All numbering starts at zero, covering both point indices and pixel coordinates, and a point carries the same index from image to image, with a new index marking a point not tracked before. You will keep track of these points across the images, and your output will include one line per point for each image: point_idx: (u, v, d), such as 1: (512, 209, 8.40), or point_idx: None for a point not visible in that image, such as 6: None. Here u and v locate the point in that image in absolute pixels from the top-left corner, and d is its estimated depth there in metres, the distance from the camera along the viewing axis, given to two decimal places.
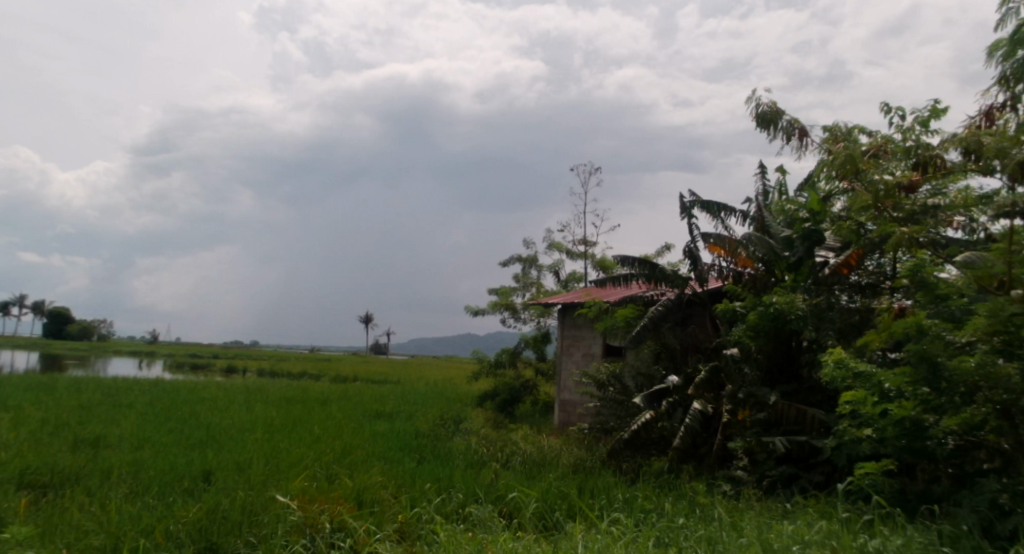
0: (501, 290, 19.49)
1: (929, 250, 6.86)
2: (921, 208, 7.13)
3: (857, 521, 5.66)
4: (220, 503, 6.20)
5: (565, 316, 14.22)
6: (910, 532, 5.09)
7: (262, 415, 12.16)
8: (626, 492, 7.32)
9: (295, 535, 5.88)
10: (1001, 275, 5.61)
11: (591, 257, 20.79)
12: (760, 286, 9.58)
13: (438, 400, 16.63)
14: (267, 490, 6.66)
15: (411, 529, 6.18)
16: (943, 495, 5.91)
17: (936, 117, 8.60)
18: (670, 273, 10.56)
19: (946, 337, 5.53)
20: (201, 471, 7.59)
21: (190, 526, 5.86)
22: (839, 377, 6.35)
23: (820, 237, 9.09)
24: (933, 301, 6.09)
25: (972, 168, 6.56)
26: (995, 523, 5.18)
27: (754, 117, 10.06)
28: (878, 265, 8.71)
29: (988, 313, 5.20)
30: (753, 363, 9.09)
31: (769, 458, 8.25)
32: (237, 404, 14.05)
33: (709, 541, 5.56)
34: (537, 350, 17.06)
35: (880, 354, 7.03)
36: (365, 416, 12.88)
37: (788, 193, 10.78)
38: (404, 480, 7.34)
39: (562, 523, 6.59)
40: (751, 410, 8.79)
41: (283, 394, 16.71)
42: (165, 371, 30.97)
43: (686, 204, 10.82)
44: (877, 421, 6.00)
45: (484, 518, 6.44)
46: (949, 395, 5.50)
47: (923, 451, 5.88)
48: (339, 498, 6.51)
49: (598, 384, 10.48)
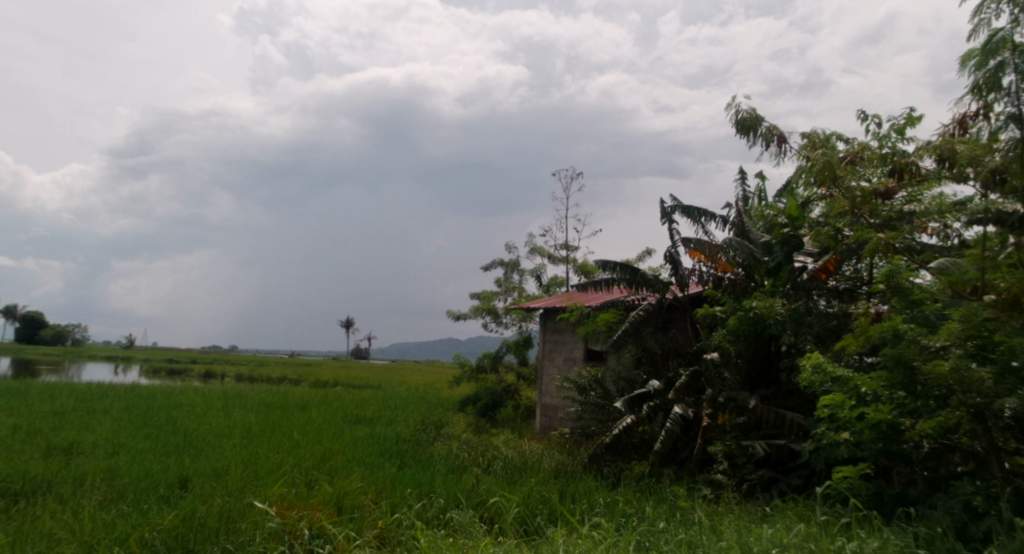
0: (483, 294, 19.49)
1: (905, 255, 6.94)
2: (898, 214, 7.22)
3: (835, 524, 5.71)
4: (197, 510, 6.15)
5: (547, 321, 14.26)
6: (887, 534, 5.14)
7: (241, 421, 12.06)
8: (607, 497, 7.34)
9: (273, 542, 5.83)
10: (975, 281, 5.76)
11: (573, 261, 20.86)
12: (741, 290, 9.74)
13: (420, 405, 16.59)
14: (245, 496, 6.61)
15: (391, 536, 6.15)
16: (919, 497, 5.98)
17: (911, 125, 8.73)
18: (651, 277, 10.62)
19: (921, 341, 5.59)
20: (177, 477, 7.52)
21: (166, 534, 5.80)
22: (818, 381, 6.48)
23: (797, 243, 9.13)
24: (909, 306, 6.06)
25: (946, 175, 6.66)
26: (968, 525, 5.24)
27: (733, 123, 10.14)
28: (855, 271, 8.82)
29: (962, 319, 5.35)
30: (733, 367, 9.14)
31: (749, 462, 8.31)
32: (216, 410, 13.93)
33: (689, 545, 5.59)
34: (519, 355, 17.07)
35: (858, 359, 7.12)
36: (345, 421, 12.85)
37: (768, 199, 10.90)
38: (384, 486, 7.31)
39: (543, 527, 6.58)
40: (730, 414, 8.85)
41: (262, 400, 16.60)
42: (142, 377, 30.79)
43: (666, 209, 10.90)
44: (853, 424, 6.10)
45: (465, 523, 6.42)
46: (924, 399, 5.56)
47: (899, 454, 5.95)
48: (319, 505, 6.48)
49: (579, 388, 10.51)
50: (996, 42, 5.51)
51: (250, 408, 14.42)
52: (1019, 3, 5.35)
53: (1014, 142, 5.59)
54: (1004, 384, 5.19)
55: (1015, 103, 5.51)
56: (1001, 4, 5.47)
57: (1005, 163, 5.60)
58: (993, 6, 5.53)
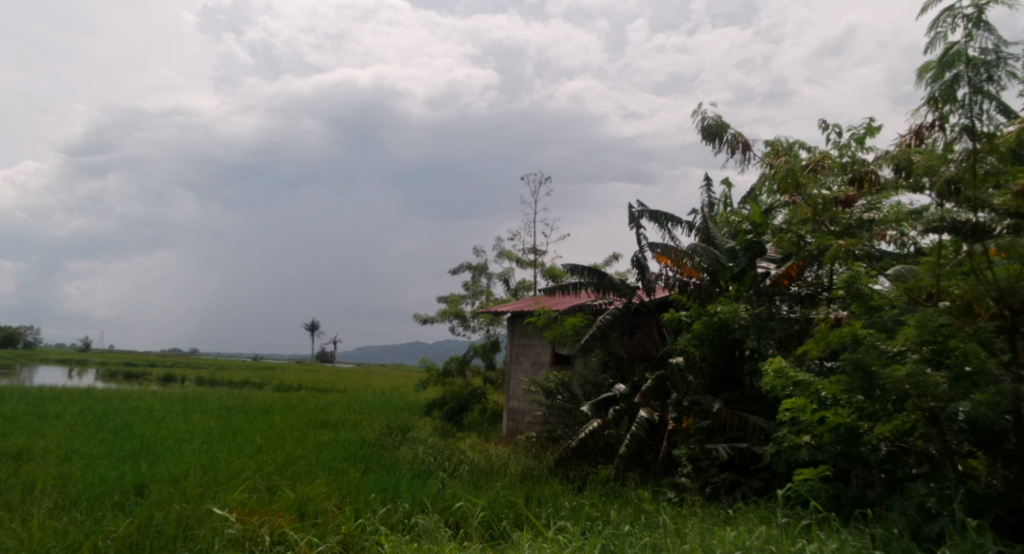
0: (451, 298, 19.48)
1: (865, 261, 7.04)
2: (858, 222, 7.46)
3: (795, 526, 5.81)
4: (154, 517, 6.05)
5: (514, 324, 14.29)
6: (845, 535, 5.24)
7: (201, 425, 11.88)
8: (573, 500, 7.37)
9: (233, 549, 5.76)
10: (930, 287, 5.90)
11: (541, 266, 20.96)
12: (706, 295, 9.85)
13: (386, 409, 16.49)
14: (204, 503, 6.50)
15: (354, 541, 6.10)
16: (876, 499, 6.09)
17: (871, 135, 8.93)
18: (618, 282, 10.70)
19: (880, 346, 5.73)
20: (133, 483, 7.39)
21: (120, 541, 5.69)
22: (780, 386, 6.59)
23: (761, 249, 9.35)
24: (868, 311, 6.29)
25: (903, 184, 6.79)
26: (922, 526, 5.36)
27: (699, 130, 10.26)
28: (816, 276, 8.98)
29: (918, 324, 5.44)
30: (698, 371, 9.24)
31: (712, 465, 8.41)
32: (176, 414, 13.72)
33: (654, 548, 5.64)
34: (485, 358, 17.10)
35: (818, 363, 7.24)
36: (309, 425, 12.72)
37: (732, 205, 11.07)
38: (348, 491, 7.25)
39: (508, 532, 6.59)
40: (695, 418, 8.96)
41: (223, 403, 16.37)
42: (96, 379, 30.35)
43: (633, 213, 10.99)
44: (814, 427, 6.20)
45: (430, 527, 6.41)
46: (882, 403, 5.69)
47: (857, 457, 6.01)
48: (280, 510, 6.42)
49: (547, 392, 10.57)
50: (951, 55, 5.57)
51: (212, 412, 14.21)
52: (972, 17, 5.49)
53: (966, 152, 5.71)
54: (958, 388, 5.32)
55: (967, 115, 5.61)
56: (955, 18, 5.59)
57: (958, 172, 5.69)
58: (947, 19, 5.63)
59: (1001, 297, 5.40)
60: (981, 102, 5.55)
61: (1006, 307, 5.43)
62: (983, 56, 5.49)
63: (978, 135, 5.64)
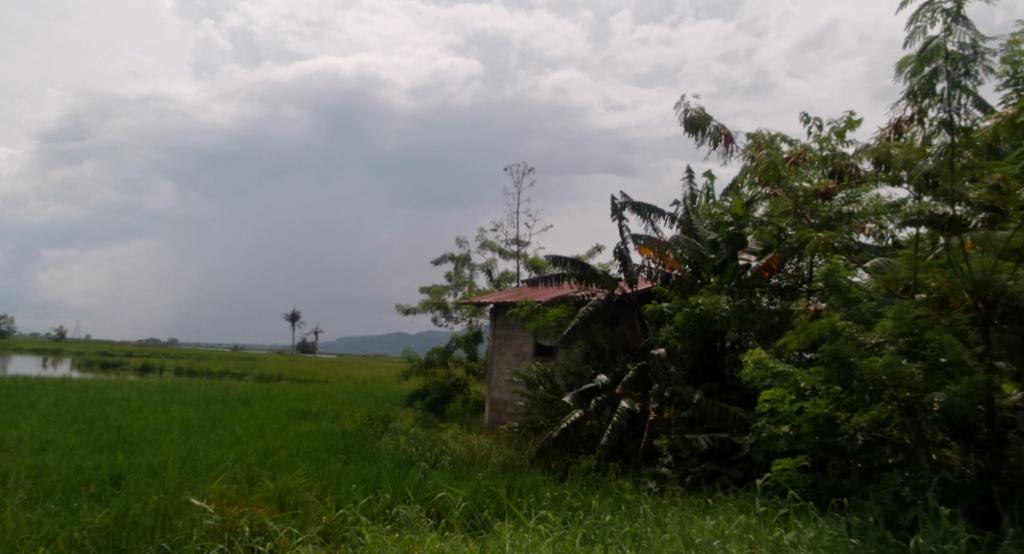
0: (433, 289, 19.45)
1: (845, 254, 7.13)
2: (837, 215, 7.41)
3: (774, 515, 5.87)
4: (131, 508, 6.01)
5: (496, 316, 14.30)
6: (822, 524, 5.30)
7: (179, 416, 11.78)
8: (554, 491, 7.40)
9: (211, 540, 5.73)
10: (907, 280, 5.96)
11: (524, 257, 20.98)
12: (687, 287, 9.94)
13: (368, 400, 16.46)
14: (182, 493, 6.47)
15: (335, 531, 6.11)
16: (852, 488, 6.16)
17: (851, 129, 9.00)
18: (600, 273, 10.73)
19: (858, 337, 5.79)
20: (110, 474, 7.34)
21: (97, 533, 5.65)
22: (759, 377, 6.66)
23: (742, 241, 9.37)
24: (846, 304, 6.28)
25: (882, 177, 6.87)
26: (897, 514, 5.43)
27: (682, 122, 10.30)
28: (797, 269, 9.05)
29: (895, 316, 5.53)
30: (679, 362, 9.40)
31: (692, 455, 8.49)
32: (154, 404, 13.58)
33: (634, 537, 5.68)
34: (468, 349, 17.11)
35: (797, 355, 7.29)
36: (290, 415, 12.68)
37: (714, 198, 11.13)
38: (329, 482, 7.24)
39: (490, 522, 6.63)
40: (676, 409, 9.05)
41: (202, 394, 16.25)
42: (72, 370, 30.08)
43: (616, 205, 11.02)
44: (793, 418, 6.26)
45: (412, 518, 6.42)
46: (859, 394, 5.68)
47: (835, 447, 6.09)
48: (260, 501, 6.40)
49: (529, 382, 10.65)
50: (930, 49, 5.61)
51: (191, 403, 14.11)
52: (952, 12, 5.54)
53: (945, 146, 5.74)
54: (933, 379, 5.39)
55: (946, 109, 5.65)
56: (934, 13, 5.64)
57: (937, 166, 5.74)
58: (927, 14, 5.68)
59: (976, 290, 5.47)
60: (959, 97, 5.60)
61: (980, 300, 5.49)
62: (961, 51, 5.54)
63: (956, 129, 5.68)
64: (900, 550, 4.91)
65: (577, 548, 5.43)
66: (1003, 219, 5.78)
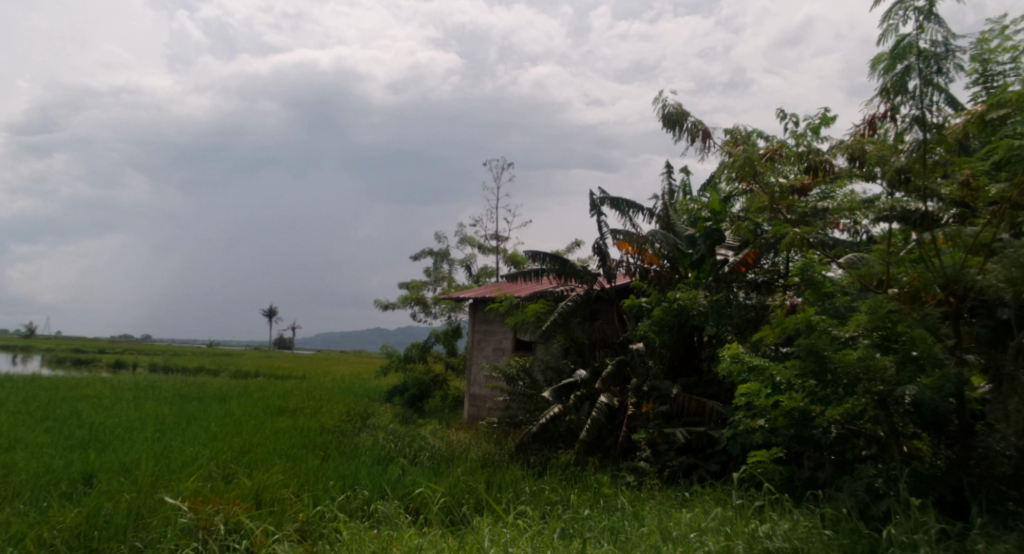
0: (412, 284, 19.39)
1: (819, 250, 7.15)
2: (812, 211, 7.42)
3: (749, 507, 5.93)
4: (103, 507, 5.95)
5: (476, 311, 14.30)
6: (797, 516, 5.36)
7: (151, 413, 11.63)
8: (533, 485, 7.42)
9: (186, 539, 5.68)
10: (881, 275, 6.04)
11: (503, 252, 20.98)
12: (665, 282, 10.04)
13: (346, 396, 16.39)
14: (156, 492, 6.41)
15: (312, 529, 6.09)
16: (826, 481, 6.20)
17: (826, 125, 9.08)
18: (579, 269, 10.76)
19: (833, 332, 5.81)
20: (81, 473, 7.26)
21: (68, 532, 5.57)
22: (735, 371, 6.72)
23: (720, 236, 9.41)
24: (821, 298, 6.30)
25: (856, 174, 6.98)
26: (870, 505, 5.50)
27: (660, 118, 10.34)
28: (773, 264, 9.08)
29: (869, 310, 5.57)
30: (657, 356, 9.43)
31: (670, 449, 8.53)
32: (127, 402, 13.41)
33: (612, 531, 5.72)
34: (447, 345, 17.10)
35: (773, 349, 7.35)
36: (266, 412, 12.61)
37: (692, 194, 11.21)
38: (307, 478, 7.21)
39: (468, 517, 6.63)
40: (654, 403, 9.08)
41: (177, 390, 16.08)
42: (43, 366, 29.76)
43: (595, 200, 11.06)
44: (768, 411, 6.32)
45: (390, 514, 6.41)
46: (834, 387, 5.75)
47: (810, 440, 6.10)
48: (236, 498, 6.35)
49: (508, 378, 10.62)
50: (902, 47, 5.66)
51: (165, 400, 13.94)
52: (924, 10, 5.61)
53: (917, 143, 5.81)
54: (905, 372, 5.47)
55: (918, 106, 5.72)
56: (907, 11, 5.70)
57: (909, 162, 5.79)
58: (899, 12, 5.74)
59: (947, 284, 5.56)
60: (931, 94, 5.67)
61: (951, 294, 5.60)
62: (933, 48, 5.60)
63: (929, 126, 5.76)
64: (872, 541, 4.99)
65: (555, 542, 5.45)
66: (972, 215, 5.97)
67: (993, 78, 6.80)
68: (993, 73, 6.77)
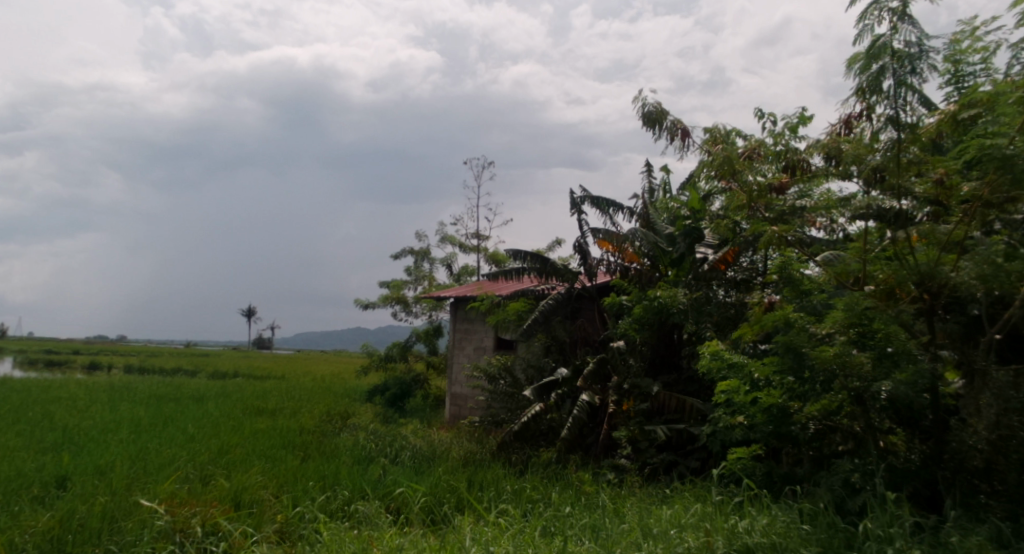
0: (393, 283, 19.32)
1: (796, 248, 7.19)
2: (790, 210, 7.63)
3: (729, 503, 5.97)
4: (77, 511, 5.88)
5: (457, 310, 14.27)
6: (776, 511, 5.41)
7: (127, 415, 11.50)
8: (515, 484, 7.43)
9: (162, 541, 5.62)
10: (857, 272, 6.14)
11: (484, 250, 20.98)
12: (646, 280, 10.10)
13: (326, 396, 16.29)
14: (131, 494, 6.34)
15: (292, 530, 6.05)
16: (804, 476, 6.27)
17: (803, 125, 9.14)
18: (560, 267, 10.80)
19: (810, 329, 5.90)
20: (54, 476, 7.16)
21: (40, 536, 5.49)
22: (715, 368, 6.78)
23: (700, 235, 9.47)
24: (798, 296, 6.37)
25: (833, 172, 7.07)
26: (847, 500, 5.56)
27: (640, 117, 10.38)
28: (751, 262, 9.14)
29: (845, 307, 5.63)
30: (638, 354, 9.50)
31: (651, 446, 8.60)
32: (101, 404, 13.24)
33: (593, 528, 5.74)
34: (428, 343, 17.05)
35: (752, 346, 7.39)
36: (245, 413, 12.52)
37: (672, 192, 11.29)
38: (286, 479, 7.17)
39: (449, 517, 6.61)
40: (634, 401, 9.14)
41: (153, 392, 15.89)
42: (14, 368, 29.31)
43: (576, 199, 11.09)
44: (747, 408, 6.35)
45: (371, 514, 6.39)
46: (811, 384, 5.78)
47: (788, 435, 6.16)
48: (213, 500, 6.30)
49: (489, 376, 10.63)
50: (877, 47, 5.72)
51: (141, 402, 13.78)
52: (898, 11, 5.67)
53: (892, 142, 5.86)
54: (880, 368, 5.53)
55: (892, 106, 5.78)
56: (882, 11, 5.76)
57: (884, 161, 5.89)
58: (874, 12, 5.81)
59: (922, 281, 5.61)
60: (905, 94, 5.73)
61: (926, 291, 5.64)
62: (907, 49, 5.66)
63: (902, 125, 5.80)
64: (849, 535, 5.04)
65: (536, 540, 5.47)
66: (945, 214, 6.03)
67: (964, 79, 6.91)
68: (964, 73, 6.89)
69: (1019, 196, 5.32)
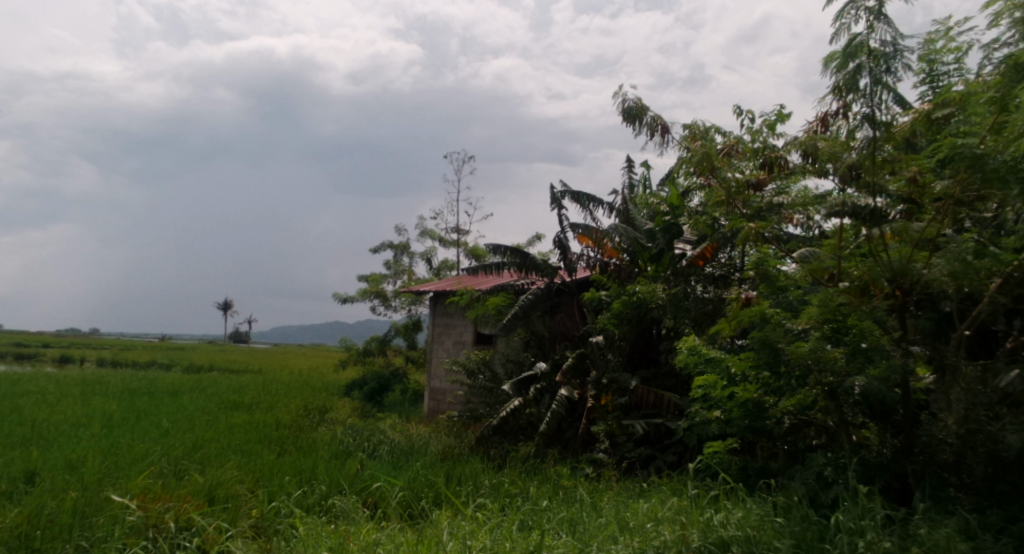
0: (372, 277, 19.25)
1: (773, 244, 7.23)
2: (767, 206, 7.55)
3: (705, 497, 6.02)
4: (46, 506, 5.80)
5: (436, 305, 14.24)
6: (750, 504, 5.46)
7: (100, 410, 11.35)
8: (493, 478, 7.44)
9: (134, 537, 5.56)
10: (831, 268, 6.17)
11: (464, 245, 20.95)
12: (625, 275, 10.16)
13: (304, 390, 16.20)
14: (103, 490, 6.27)
15: (266, 525, 6.02)
16: (779, 470, 6.33)
17: (782, 122, 9.19)
18: (540, 262, 10.79)
19: (786, 324, 5.93)
20: (24, 471, 7.06)
21: (9, 532, 5.42)
22: (692, 363, 6.83)
23: (678, 230, 9.50)
24: (775, 292, 6.45)
25: (809, 170, 7.18)
26: (820, 493, 5.63)
27: (620, 112, 10.40)
28: (729, 258, 9.13)
29: (820, 303, 5.70)
30: (616, 349, 9.59)
31: (629, 440, 8.63)
32: (73, 398, 13.05)
33: (570, 522, 5.77)
34: (407, 338, 17.02)
35: (729, 342, 7.47)
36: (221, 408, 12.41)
37: (651, 188, 11.34)
38: (262, 474, 7.14)
39: (427, 511, 6.62)
40: (613, 395, 9.20)
41: (127, 386, 15.71)
42: None
43: (556, 195, 11.10)
44: (724, 402, 6.39)
45: (348, 508, 6.38)
46: (787, 379, 5.80)
47: (763, 430, 6.24)
48: (187, 496, 6.25)
49: (468, 371, 10.61)
50: (854, 46, 5.77)
51: (113, 396, 13.60)
52: (873, 10, 5.73)
53: (868, 140, 5.90)
54: (854, 362, 5.57)
55: (868, 104, 5.80)
56: (858, 10, 5.82)
57: (859, 159, 5.96)
58: (851, 11, 5.85)
59: (894, 278, 5.69)
60: (881, 93, 5.78)
61: (898, 287, 5.75)
62: (882, 48, 5.73)
63: (878, 123, 5.83)
64: (821, 527, 5.12)
65: (513, 534, 5.48)
66: (918, 211, 6.10)
67: (939, 78, 7.00)
68: (939, 73, 6.97)
69: (989, 195, 5.41)
